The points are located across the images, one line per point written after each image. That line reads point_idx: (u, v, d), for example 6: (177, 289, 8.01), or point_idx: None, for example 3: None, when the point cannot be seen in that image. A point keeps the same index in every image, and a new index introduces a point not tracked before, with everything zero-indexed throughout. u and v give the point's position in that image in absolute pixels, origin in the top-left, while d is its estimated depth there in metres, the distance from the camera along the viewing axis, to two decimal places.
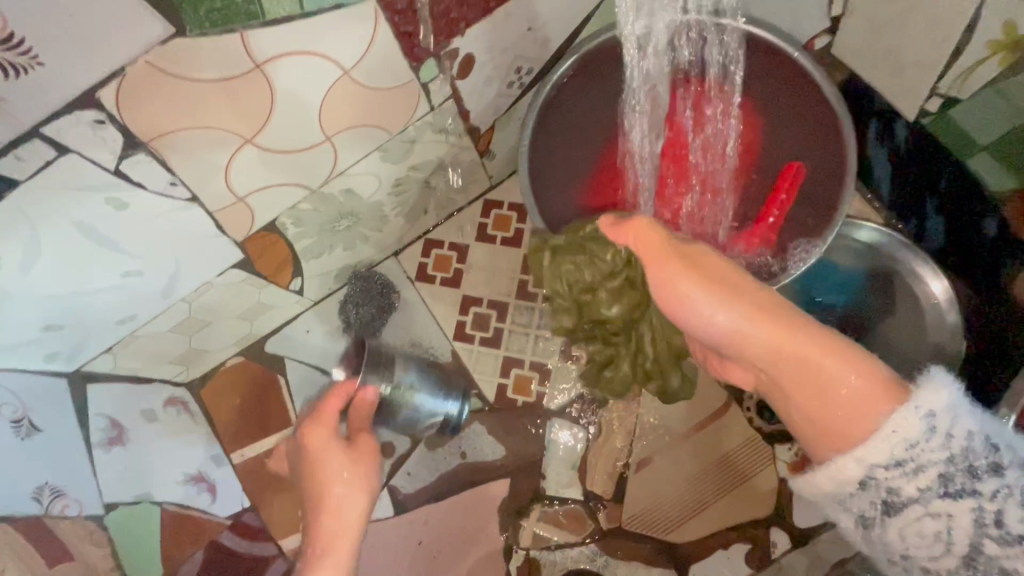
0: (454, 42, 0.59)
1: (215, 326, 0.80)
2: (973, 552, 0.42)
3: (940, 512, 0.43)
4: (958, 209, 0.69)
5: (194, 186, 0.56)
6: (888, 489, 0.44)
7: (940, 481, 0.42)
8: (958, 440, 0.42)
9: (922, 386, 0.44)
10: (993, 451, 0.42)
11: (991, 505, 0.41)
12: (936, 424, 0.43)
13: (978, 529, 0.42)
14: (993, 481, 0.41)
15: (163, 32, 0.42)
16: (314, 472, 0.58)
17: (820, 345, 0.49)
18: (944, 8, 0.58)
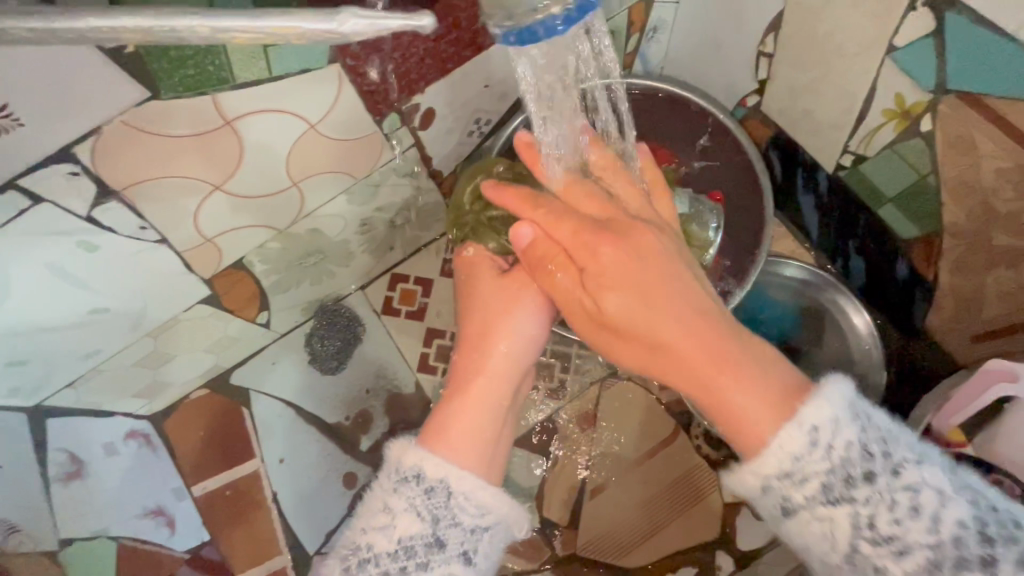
0: (415, 98, 0.63)
1: (179, 359, 0.82)
2: (853, 551, 0.43)
3: (824, 516, 0.44)
4: (875, 252, 0.76)
5: (163, 229, 0.59)
6: (782, 495, 0.45)
7: (823, 489, 0.43)
8: (836, 451, 0.43)
9: (810, 400, 0.44)
10: (867, 461, 0.43)
11: (865, 509, 0.42)
12: (818, 437, 0.43)
13: (856, 532, 0.43)
14: (865, 487, 0.42)
15: (141, 95, 0.46)
16: (470, 294, 0.61)
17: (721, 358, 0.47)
18: (847, 80, 0.64)
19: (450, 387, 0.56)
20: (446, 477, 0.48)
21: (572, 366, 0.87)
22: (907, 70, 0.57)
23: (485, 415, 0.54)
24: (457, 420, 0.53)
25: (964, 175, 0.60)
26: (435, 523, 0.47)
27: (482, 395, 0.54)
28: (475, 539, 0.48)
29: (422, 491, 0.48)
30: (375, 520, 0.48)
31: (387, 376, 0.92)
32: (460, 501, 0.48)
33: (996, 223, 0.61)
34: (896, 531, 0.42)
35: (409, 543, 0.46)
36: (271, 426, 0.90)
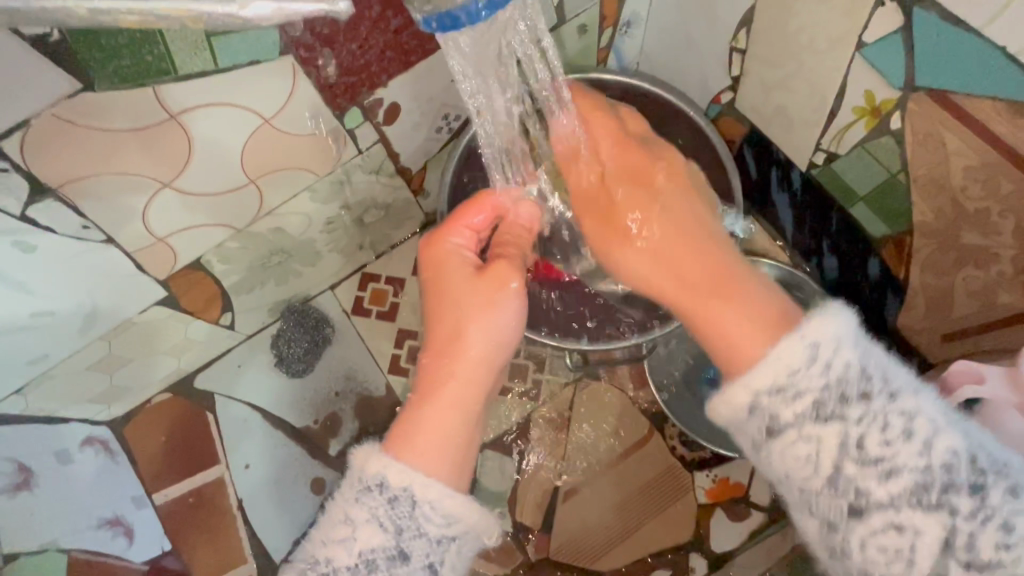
0: (377, 92, 0.60)
1: (138, 363, 0.79)
2: (836, 474, 0.40)
3: (812, 435, 0.41)
4: (849, 251, 0.76)
5: (107, 228, 0.57)
6: (769, 413, 0.42)
7: (813, 406, 0.41)
8: (835, 368, 0.41)
9: (815, 316, 0.42)
10: (864, 382, 0.40)
11: (856, 429, 0.40)
12: (818, 354, 0.41)
13: (843, 452, 0.40)
14: (859, 407, 0.40)
15: (70, 87, 0.44)
16: (437, 289, 0.54)
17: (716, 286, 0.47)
18: (819, 77, 0.63)
19: (418, 385, 0.51)
20: (410, 485, 0.45)
21: (546, 368, 0.86)
22: (876, 66, 0.56)
23: (454, 421, 0.49)
24: (422, 426, 0.48)
25: (933, 172, 0.59)
26: (399, 533, 0.44)
27: (452, 396, 0.50)
28: (441, 551, 0.45)
29: (385, 500, 0.45)
30: (335, 532, 0.45)
31: (357, 379, 0.89)
32: (424, 511, 0.45)
33: (965, 222, 0.60)
34: (885, 453, 0.39)
35: (370, 556, 0.44)
36: (237, 431, 0.87)
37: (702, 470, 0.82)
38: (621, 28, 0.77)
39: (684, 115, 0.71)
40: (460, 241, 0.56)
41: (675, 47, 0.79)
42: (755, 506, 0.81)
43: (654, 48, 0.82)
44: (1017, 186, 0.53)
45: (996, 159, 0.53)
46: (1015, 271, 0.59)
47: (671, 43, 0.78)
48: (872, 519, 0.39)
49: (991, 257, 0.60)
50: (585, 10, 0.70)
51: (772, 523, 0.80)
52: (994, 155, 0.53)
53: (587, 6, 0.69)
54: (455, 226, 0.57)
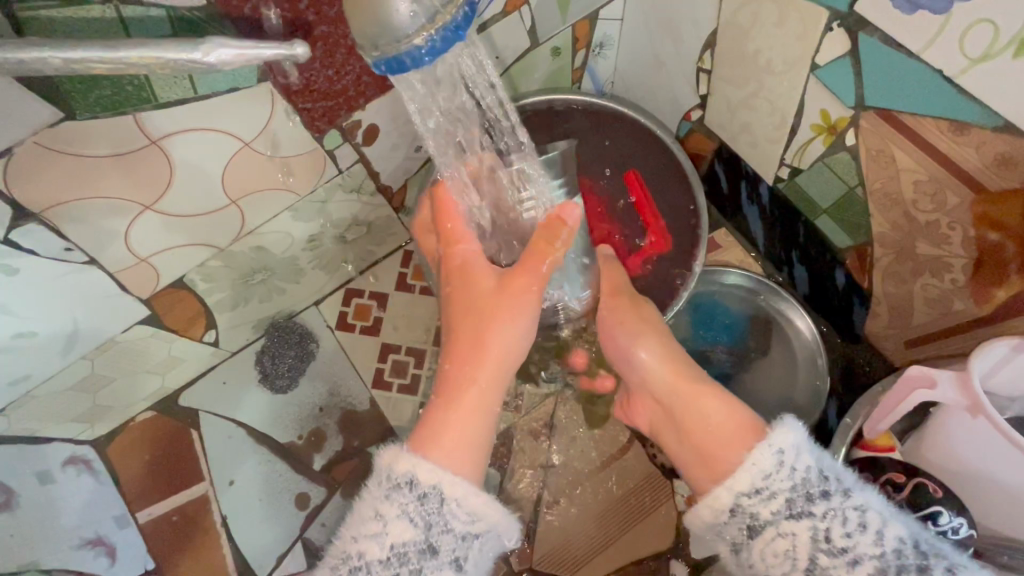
0: (355, 114, 0.62)
1: (122, 380, 0.79)
2: (812, 567, 0.44)
3: (788, 532, 0.46)
4: (816, 262, 0.78)
5: (90, 250, 0.59)
6: (749, 513, 0.48)
7: (786, 505, 0.47)
8: (799, 472, 0.47)
9: (775, 426, 0.50)
10: (824, 482, 0.47)
11: (822, 523, 0.45)
12: (783, 459, 0.48)
13: (813, 545, 0.45)
14: (823, 504, 0.45)
15: (53, 116, 0.46)
16: (459, 297, 0.57)
17: (701, 390, 0.60)
18: (778, 97, 0.66)
19: (439, 392, 0.54)
20: (439, 482, 0.47)
21: (527, 379, 0.87)
22: (829, 87, 0.59)
23: (472, 420, 0.52)
24: (447, 429, 0.51)
25: (887, 186, 0.62)
26: (428, 528, 0.45)
27: (468, 399, 0.53)
28: (466, 547, 0.46)
29: (415, 497, 0.46)
30: (366, 528, 0.46)
31: (341, 394, 0.90)
32: (452, 508, 0.46)
33: (918, 233, 0.63)
34: (848, 543, 0.43)
35: (401, 550, 0.44)
36: (221, 447, 0.88)
37: (681, 478, 0.84)
38: (594, 49, 0.80)
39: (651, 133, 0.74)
40: (473, 247, 0.59)
41: (646, 67, 0.82)
42: None
43: (627, 68, 0.85)
44: (962, 199, 0.56)
45: (941, 173, 0.56)
46: (967, 280, 0.61)
47: (642, 64, 0.82)
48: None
49: (945, 265, 0.62)
50: (557, 34, 0.72)
51: None
52: (939, 170, 0.56)
53: (558, 30, 0.72)
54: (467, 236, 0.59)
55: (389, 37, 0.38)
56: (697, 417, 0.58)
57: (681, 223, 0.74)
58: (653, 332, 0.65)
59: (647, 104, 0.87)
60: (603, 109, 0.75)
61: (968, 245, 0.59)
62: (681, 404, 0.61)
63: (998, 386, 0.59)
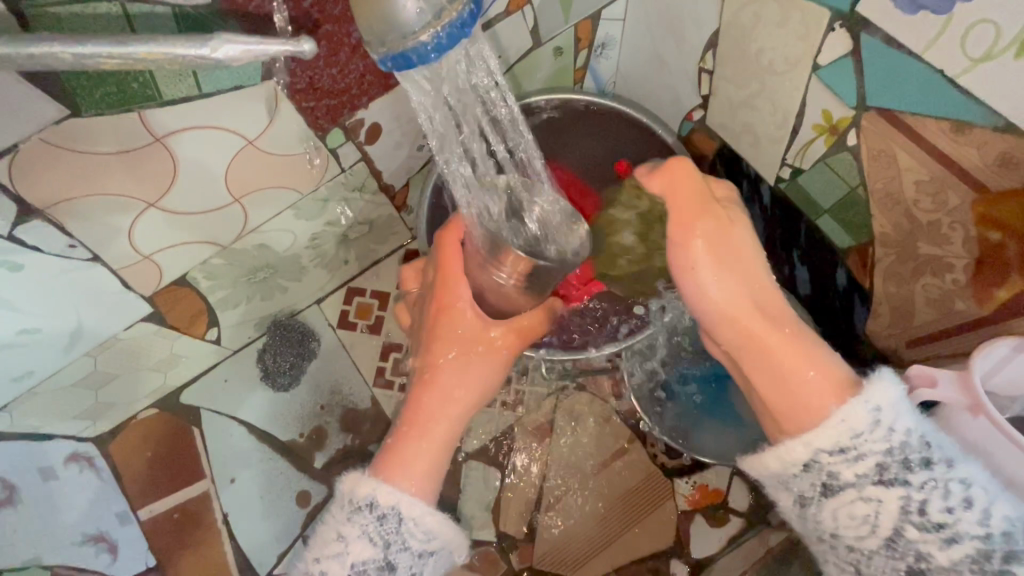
0: (358, 113, 0.62)
1: (124, 378, 0.80)
2: (896, 535, 0.43)
3: (872, 497, 0.43)
4: (817, 261, 0.79)
5: (94, 247, 0.59)
6: (827, 471, 0.45)
7: (876, 469, 0.43)
8: (898, 435, 0.43)
9: (869, 381, 0.45)
10: (927, 449, 0.43)
11: (917, 494, 0.42)
12: (881, 418, 0.44)
13: (902, 516, 0.42)
14: (922, 474, 0.42)
15: (58, 112, 0.46)
16: (441, 335, 0.57)
17: (777, 325, 0.50)
18: (780, 97, 0.66)
19: (405, 415, 0.55)
20: (398, 504, 0.48)
21: (528, 379, 0.87)
22: (831, 87, 0.59)
23: (436, 453, 0.53)
24: (413, 455, 0.52)
25: (888, 186, 0.62)
26: (386, 547, 0.48)
27: (433, 432, 0.54)
28: (422, 563, 0.49)
29: (374, 518, 0.48)
30: (329, 548, 0.48)
31: (342, 392, 0.90)
32: (408, 527, 0.48)
33: (919, 232, 0.63)
34: (947, 519, 0.41)
35: (360, 567, 0.47)
36: (223, 445, 0.88)
37: (682, 477, 0.84)
38: (597, 49, 0.80)
39: (652, 131, 0.74)
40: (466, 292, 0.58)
41: (648, 68, 0.82)
42: (733, 511, 0.83)
43: (629, 68, 0.85)
44: (963, 199, 0.56)
45: (942, 173, 0.56)
46: (967, 280, 0.61)
47: (644, 64, 0.82)
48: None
49: (946, 265, 0.62)
50: (559, 33, 0.73)
51: (750, 527, 0.82)
52: (941, 170, 0.56)
53: (561, 29, 0.72)
54: (466, 279, 0.59)
55: (394, 34, 0.38)
56: (770, 359, 0.49)
57: None
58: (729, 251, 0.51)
59: (649, 103, 0.87)
60: (603, 107, 0.75)
61: (969, 244, 0.59)
62: (757, 357, 0.50)
63: (999, 386, 0.59)
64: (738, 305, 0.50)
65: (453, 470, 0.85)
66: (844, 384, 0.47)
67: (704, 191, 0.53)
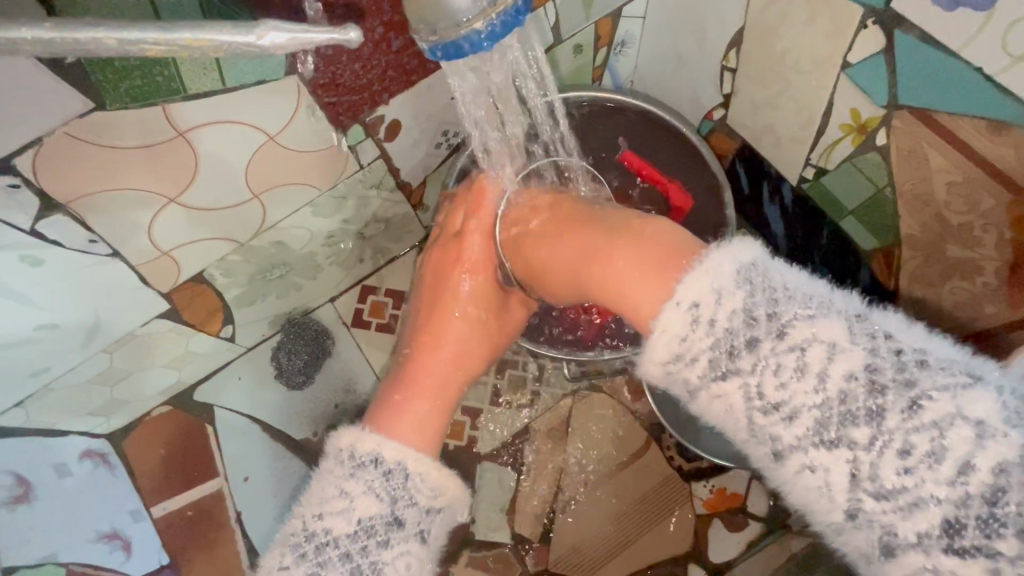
0: (378, 109, 0.62)
1: (138, 375, 0.79)
2: (750, 424, 0.40)
3: (719, 393, 0.41)
4: (839, 263, 0.77)
5: (114, 242, 0.58)
6: (680, 379, 0.42)
7: (710, 365, 0.40)
8: (720, 324, 0.40)
9: (694, 271, 0.42)
10: (751, 327, 0.39)
11: (752, 379, 0.39)
12: (700, 313, 0.41)
13: (747, 403, 0.39)
14: (750, 355, 0.39)
15: (83, 105, 0.45)
16: (439, 315, 0.62)
17: (622, 234, 0.53)
18: (806, 96, 0.65)
19: (399, 381, 0.56)
20: (404, 459, 0.48)
21: (543, 379, 0.86)
22: (861, 85, 0.58)
23: (432, 406, 0.55)
24: (407, 413, 0.53)
25: (918, 187, 0.61)
26: (394, 502, 0.46)
27: (430, 390, 0.56)
28: (431, 520, 0.48)
29: (380, 473, 0.47)
30: (331, 505, 0.45)
31: (356, 391, 0.90)
32: (417, 482, 0.47)
33: (949, 234, 0.61)
34: (783, 397, 0.38)
35: (368, 524, 0.45)
36: (236, 444, 0.88)
37: (700, 481, 0.83)
38: (616, 47, 0.79)
39: (674, 129, 0.74)
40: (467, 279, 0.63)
41: (668, 66, 0.81)
42: (753, 516, 0.82)
43: (647, 66, 0.84)
44: (997, 200, 0.55)
45: (976, 173, 0.55)
46: (999, 283, 0.60)
47: (663, 63, 0.81)
48: (789, 463, 0.39)
49: (977, 268, 0.61)
50: (579, 31, 0.72)
51: (768, 532, 0.81)
52: (974, 171, 0.55)
53: (582, 26, 0.71)
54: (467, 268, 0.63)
55: (445, 22, 0.37)
56: (616, 260, 0.51)
57: (705, 214, 0.74)
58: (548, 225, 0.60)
59: (668, 102, 0.86)
60: (625, 104, 0.74)
61: (1002, 247, 0.58)
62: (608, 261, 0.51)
63: None
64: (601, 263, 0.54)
65: (468, 471, 0.84)
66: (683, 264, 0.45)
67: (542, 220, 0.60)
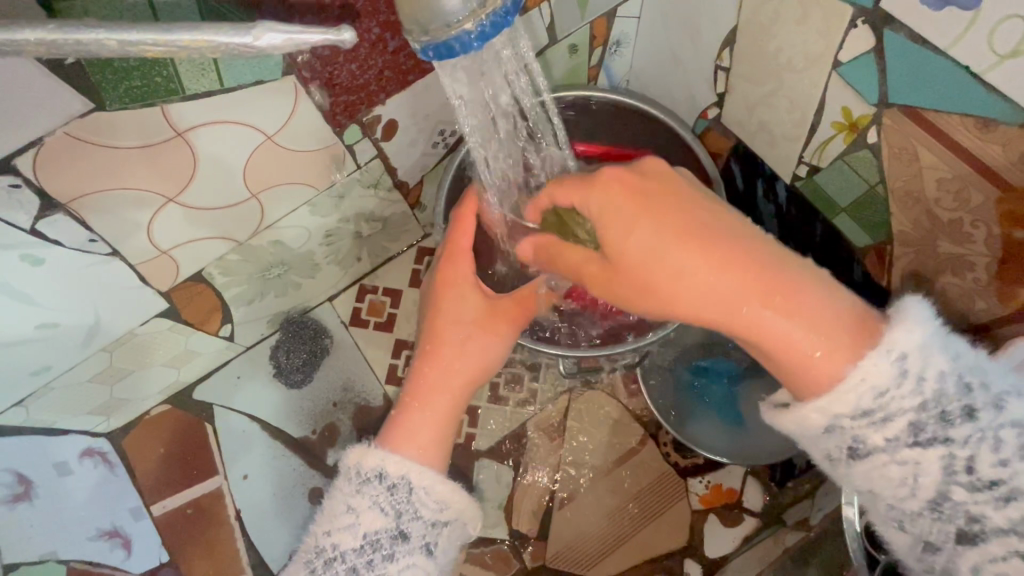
0: (375, 109, 0.62)
1: (138, 374, 0.80)
2: (941, 498, 0.42)
3: (907, 459, 0.42)
4: (832, 260, 0.78)
5: (114, 242, 0.59)
6: (853, 435, 0.44)
7: (911, 428, 0.42)
8: (929, 383, 0.41)
9: (895, 323, 0.43)
10: (966, 395, 0.41)
11: (961, 450, 0.41)
12: (908, 367, 0.42)
13: (947, 475, 0.41)
14: (966, 426, 0.41)
15: (82, 106, 0.46)
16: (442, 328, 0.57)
17: (772, 299, 0.45)
18: (799, 94, 0.66)
19: (407, 394, 0.55)
20: (408, 473, 0.49)
21: (540, 376, 0.87)
22: (852, 84, 0.59)
23: (437, 424, 0.54)
24: (418, 425, 0.53)
25: (909, 185, 0.61)
26: (399, 516, 0.48)
27: (435, 403, 0.55)
28: (437, 532, 0.49)
29: (385, 488, 0.48)
30: (340, 520, 0.47)
31: (355, 389, 0.91)
32: (420, 496, 0.49)
33: (941, 231, 0.62)
34: (1000, 474, 0.40)
35: (373, 538, 0.47)
36: (236, 442, 0.89)
37: (695, 477, 0.84)
38: (611, 47, 0.80)
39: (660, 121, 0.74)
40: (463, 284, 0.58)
41: (663, 66, 0.82)
42: (748, 511, 0.82)
43: (643, 66, 0.85)
44: (987, 197, 0.56)
45: (965, 170, 0.55)
46: (990, 278, 0.60)
47: (660, 62, 0.81)
48: (991, 545, 0.41)
49: (968, 264, 0.61)
50: (574, 31, 0.72)
51: (765, 527, 0.82)
52: (964, 168, 0.56)
53: (576, 27, 0.72)
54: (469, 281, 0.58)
55: (437, 22, 0.38)
56: (768, 339, 0.46)
57: None
58: (655, 272, 0.47)
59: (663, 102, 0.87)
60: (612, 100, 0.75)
61: (992, 244, 0.58)
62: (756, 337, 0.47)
63: None
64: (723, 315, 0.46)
65: (465, 468, 0.85)
66: (860, 335, 0.44)
67: (650, 239, 0.47)
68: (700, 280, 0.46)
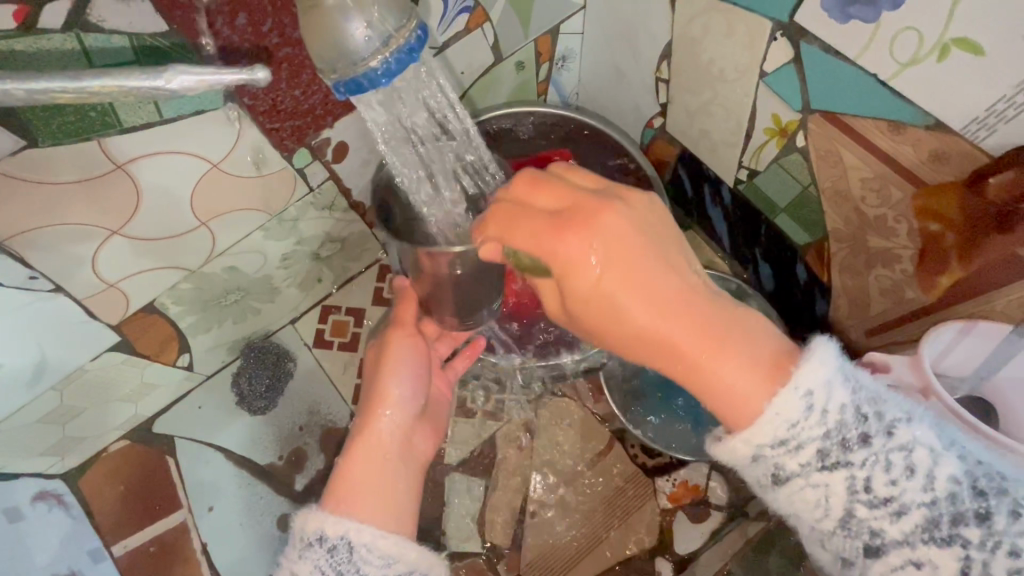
0: (323, 132, 0.63)
1: (92, 411, 0.78)
2: (848, 516, 0.39)
3: (818, 482, 0.39)
4: (778, 257, 0.80)
5: (56, 277, 0.58)
6: (773, 463, 0.40)
7: (818, 455, 0.39)
8: (833, 415, 0.39)
9: (801, 363, 0.40)
10: (862, 423, 0.39)
11: (861, 472, 0.38)
12: (815, 402, 0.39)
13: (851, 496, 0.39)
14: (862, 451, 0.38)
15: (14, 143, 0.46)
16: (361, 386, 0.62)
17: (704, 337, 0.41)
18: (732, 102, 0.69)
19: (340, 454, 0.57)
20: (346, 533, 0.47)
21: (506, 387, 0.88)
22: (777, 92, 0.62)
23: (367, 465, 0.54)
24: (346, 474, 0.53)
25: (837, 184, 0.65)
26: None
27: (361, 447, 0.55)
28: None
29: (325, 551, 0.47)
30: None
31: (320, 412, 0.89)
32: (361, 554, 0.47)
33: (868, 227, 0.66)
34: (892, 492, 0.38)
35: None
36: (199, 474, 0.87)
37: (663, 476, 0.85)
38: (558, 63, 0.83)
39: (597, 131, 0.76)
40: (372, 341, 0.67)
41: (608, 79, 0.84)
42: (715, 506, 0.84)
43: (589, 80, 0.87)
44: (905, 193, 0.59)
45: (884, 170, 0.59)
46: (915, 269, 0.64)
47: (604, 75, 0.84)
48: (891, 557, 0.38)
49: (896, 257, 0.65)
50: (520, 49, 0.75)
51: (731, 520, 0.83)
52: (884, 168, 0.59)
53: (521, 44, 0.74)
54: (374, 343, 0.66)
55: (347, 61, 0.40)
56: (697, 369, 0.41)
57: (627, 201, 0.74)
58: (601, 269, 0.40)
59: (611, 114, 0.90)
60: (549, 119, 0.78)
61: (912, 235, 0.62)
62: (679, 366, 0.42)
63: (953, 365, 0.64)
64: (647, 335, 0.41)
65: (436, 483, 0.85)
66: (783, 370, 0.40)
67: (612, 236, 0.41)
68: (634, 300, 0.40)
